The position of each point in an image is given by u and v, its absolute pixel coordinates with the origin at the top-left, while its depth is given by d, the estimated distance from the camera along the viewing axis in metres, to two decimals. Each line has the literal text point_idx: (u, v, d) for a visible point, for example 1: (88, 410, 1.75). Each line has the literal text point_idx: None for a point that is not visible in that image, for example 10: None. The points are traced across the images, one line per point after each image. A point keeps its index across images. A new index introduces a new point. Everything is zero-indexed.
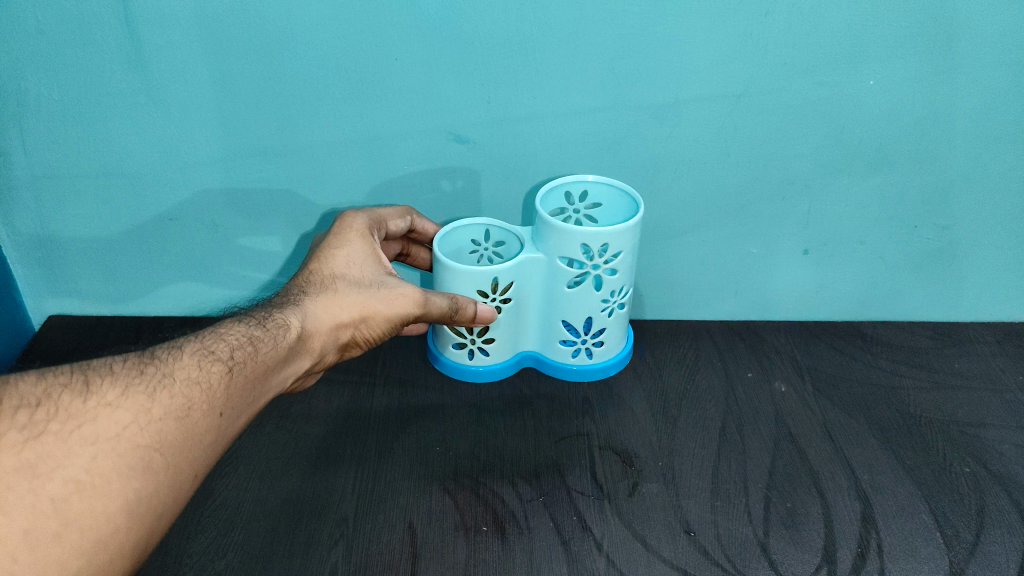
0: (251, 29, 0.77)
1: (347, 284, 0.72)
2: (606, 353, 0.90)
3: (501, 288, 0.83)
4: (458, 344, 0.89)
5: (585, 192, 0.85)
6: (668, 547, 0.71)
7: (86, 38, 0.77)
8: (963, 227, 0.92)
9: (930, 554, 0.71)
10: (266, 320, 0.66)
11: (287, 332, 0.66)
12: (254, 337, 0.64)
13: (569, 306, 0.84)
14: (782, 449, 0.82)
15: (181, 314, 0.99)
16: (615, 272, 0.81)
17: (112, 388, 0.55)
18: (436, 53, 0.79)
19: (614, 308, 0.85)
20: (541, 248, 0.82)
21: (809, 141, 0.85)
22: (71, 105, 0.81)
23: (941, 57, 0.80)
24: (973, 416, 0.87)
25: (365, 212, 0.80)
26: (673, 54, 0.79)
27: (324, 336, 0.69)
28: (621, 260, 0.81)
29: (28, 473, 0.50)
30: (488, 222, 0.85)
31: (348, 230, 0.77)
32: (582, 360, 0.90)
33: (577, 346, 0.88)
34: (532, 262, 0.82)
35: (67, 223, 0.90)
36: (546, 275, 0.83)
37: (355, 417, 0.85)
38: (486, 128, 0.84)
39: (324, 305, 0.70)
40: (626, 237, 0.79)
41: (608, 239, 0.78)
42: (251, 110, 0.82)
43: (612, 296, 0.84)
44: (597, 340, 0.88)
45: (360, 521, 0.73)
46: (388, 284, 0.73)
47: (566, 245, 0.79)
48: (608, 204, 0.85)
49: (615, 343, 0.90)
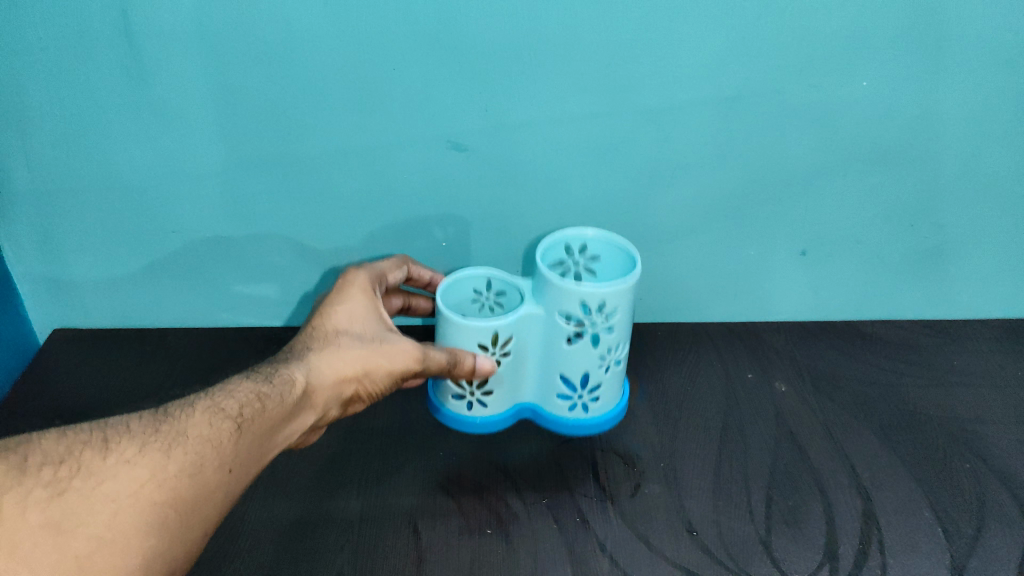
0: (252, 42, 0.78)
1: (349, 339, 0.73)
2: (603, 408, 0.85)
3: (501, 342, 0.80)
4: (457, 396, 0.84)
5: (584, 245, 0.87)
6: (671, 546, 0.72)
7: (88, 54, 0.78)
8: (959, 225, 0.93)
9: (931, 549, 0.71)
10: (272, 375, 0.66)
11: (293, 388, 0.66)
12: (262, 393, 0.64)
13: (566, 361, 0.81)
14: (783, 448, 0.83)
15: (184, 325, 0.99)
16: (611, 328, 0.79)
17: (131, 445, 0.56)
18: (433, 64, 0.80)
19: (610, 365, 0.82)
20: (539, 300, 0.80)
21: (804, 143, 0.86)
22: (73, 119, 0.82)
23: (932, 57, 0.81)
24: (973, 412, 0.87)
25: (366, 269, 0.81)
26: (668, 60, 0.80)
27: (327, 391, 0.69)
28: (618, 317, 0.78)
29: (53, 531, 0.52)
30: (489, 273, 0.86)
31: (350, 286, 0.78)
32: (580, 414, 0.85)
33: (575, 400, 0.84)
34: (530, 314, 0.80)
35: (71, 237, 0.91)
36: (545, 328, 0.81)
37: (358, 426, 0.86)
38: (483, 136, 0.85)
39: (328, 360, 0.70)
40: (624, 294, 0.77)
41: (604, 296, 0.76)
42: (252, 122, 0.83)
43: (609, 352, 0.81)
44: (594, 395, 0.83)
45: (366, 526, 0.74)
46: (389, 339, 0.74)
47: (563, 300, 0.77)
48: (607, 256, 0.87)
49: (614, 397, 0.85)
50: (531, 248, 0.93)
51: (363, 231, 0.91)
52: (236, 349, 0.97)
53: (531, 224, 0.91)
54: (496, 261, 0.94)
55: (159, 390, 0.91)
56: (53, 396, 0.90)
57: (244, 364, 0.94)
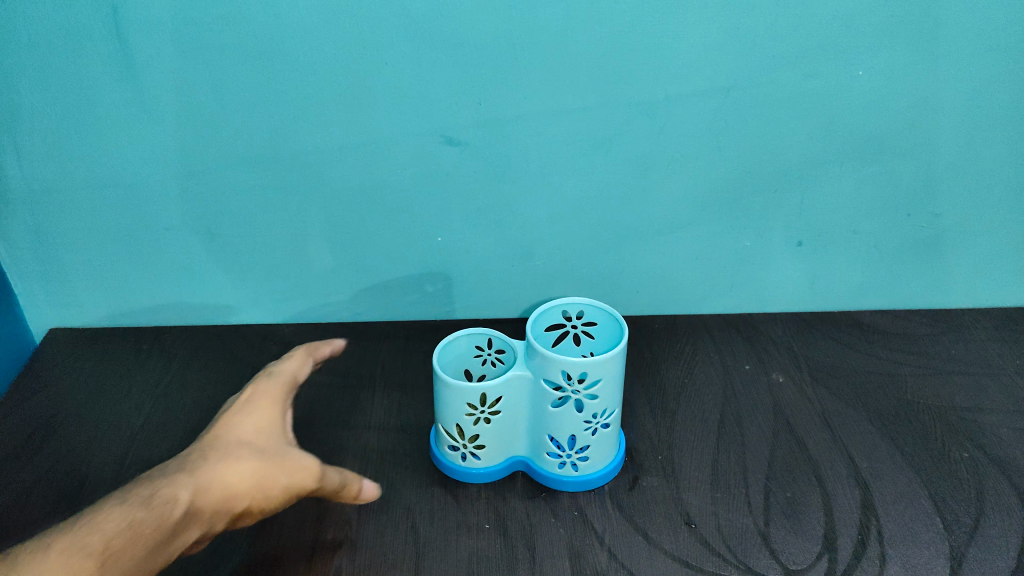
0: (243, 38, 0.77)
1: (251, 451, 0.76)
2: (593, 466, 0.77)
3: (489, 402, 0.73)
4: (450, 447, 0.77)
5: (583, 313, 0.79)
6: (669, 539, 0.72)
7: (79, 51, 0.78)
8: (956, 214, 0.93)
9: (930, 540, 0.71)
10: (152, 500, 0.70)
11: (173, 510, 0.69)
12: (134, 521, 0.68)
13: (553, 419, 0.74)
14: (781, 439, 0.83)
15: (180, 323, 0.99)
16: (595, 396, 0.72)
17: None
18: (425, 58, 0.79)
19: (598, 427, 0.75)
20: (527, 364, 0.74)
21: (799, 133, 0.86)
22: (64, 118, 0.82)
23: (927, 44, 0.81)
24: (971, 401, 0.87)
25: (277, 384, 0.88)
26: (662, 50, 0.80)
27: (209, 512, 0.71)
28: (601, 391, 0.72)
29: None
30: (488, 332, 0.77)
31: (229, 435, 0.79)
32: (572, 472, 0.77)
33: (564, 458, 0.76)
34: (520, 381, 0.74)
35: (65, 236, 0.90)
36: (532, 394, 0.74)
37: (356, 422, 0.86)
38: (477, 129, 0.84)
39: (218, 477, 0.73)
40: (609, 366, 0.71)
41: (586, 368, 0.70)
42: (244, 118, 0.83)
43: (596, 416, 0.74)
44: (584, 453, 0.76)
45: (364, 522, 0.74)
46: (286, 457, 0.77)
47: (548, 371, 0.71)
48: (607, 317, 0.79)
49: (607, 452, 0.77)
50: (527, 242, 0.93)
51: (358, 226, 0.91)
52: (233, 346, 0.96)
53: (527, 217, 0.91)
54: (492, 255, 0.94)
55: (156, 388, 0.91)
56: (49, 395, 0.90)
57: (241, 361, 0.94)
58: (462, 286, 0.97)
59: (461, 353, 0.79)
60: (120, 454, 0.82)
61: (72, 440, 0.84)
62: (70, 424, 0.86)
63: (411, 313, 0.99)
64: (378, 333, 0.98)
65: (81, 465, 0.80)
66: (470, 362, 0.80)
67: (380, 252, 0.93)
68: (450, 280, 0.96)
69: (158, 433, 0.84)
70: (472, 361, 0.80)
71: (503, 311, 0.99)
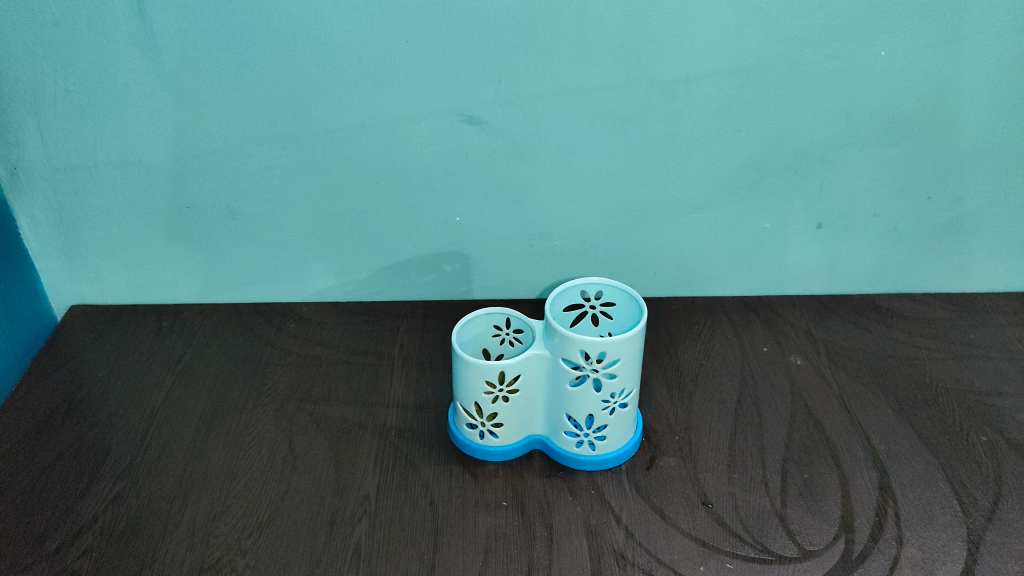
0: (263, 16, 0.77)
1: None
2: (610, 445, 0.77)
3: (508, 381, 0.74)
4: (468, 425, 0.77)
5: (600, 293, 0.80)
6: (686, 519, 0.72)
7: (100, 28, 0.78)
8: (977, 198, 0.92)
9: (947, 522, 0.71)
10: None
11: None
12: None
13: (571, 398, 0.74)
14: (798, 421, 0.83)
15: (200, 301, 1.00)
16: (614, 375, 0.73)
17: None
18: (445, 37, 0.79)
19: (617, 407, 0.75)
20: (546, 343, 0.74)
21: (820, 114, 0.85)
22: (87, 96, 0.82)
23: (951, 25, 0.80)
24: (990, 385, 0.87)
25: None
26: (683, 29, 0.79)
27: None
28: (620, 370, 0.73)
29: None
30: (506, 311, 0.78)
31: None
32: (590, 451, 0.77)
33: (581, 437, 0.76)
34: (540, 361, 0.74)
35: (87, 213, 0.91)
36: (551, 373, 0.74)
37: (375, 400, 0.86)
38: (498, 109, 0.84)
39: None
40: (629, 345, 0.71)
41: (605, 347, 0.71)
42: (264, 97, 0.83)
43: (615, 395, 0.74)
44: (602, 432, 0.76)
45: (382, 498, 0.75)
46: None
47: (567, 350, 0.72)
48: (625, 298, 0.79)
49: (624, 432, 0.78)
50: (545, 222, 0.93)
51: (377, 206, 0.91)
52: (252, 324, 0.97)
53: (546, 197, 0.91)
54: (510, 235, 0.94)
55: (176, 365, 0.91)
56: (70, 372, 0.91)
57: (259, 339, 0.95)
58: (479, 266, 0.97)
59: (480, 332, 0.79)
60: (142, 430, 0.83)
61: (94, 415, 0.85)
62: (92, 400, 0.87)
63: (429, 293, 1.00)
64: (396, 312, 0.98)
65: (103, 440, 0.81)
66: (488, 341, 0.80)
67: (398, 231, 0.93)
68: (468, 259, 0.96)
69: (179, 410, 0.85)
70: (491, 341, 0.80)
71: (520, 291, 0.99)
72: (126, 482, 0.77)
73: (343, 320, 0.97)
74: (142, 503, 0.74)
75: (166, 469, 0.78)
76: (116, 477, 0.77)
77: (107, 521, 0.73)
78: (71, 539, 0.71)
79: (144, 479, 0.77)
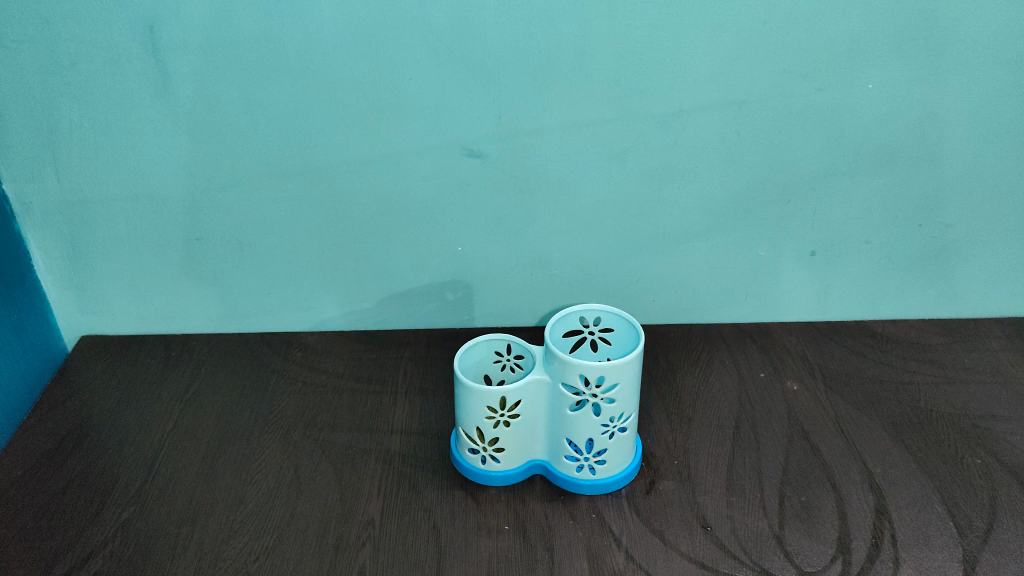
0: (273, 54, 0.81)
1: None
2: (611, 469, 0.78)
3: (509, 405, 0.75)
4: (471, 450, 0.79)
5: (599, 319, 0.81)
6: (686, 541, 0.73)
7: (116, 68, 0.81)
8: (967, 225, 0.94)
9: (943, 543, 0.72)
10: None
11: None
12: None
13: (571, 422, 0.76)
14: (795, 445, 0.84)
15: (207, 330, 1.02)
16: (612, 399, 0.74)
17: None
18: (447, 73, 0.82)
19: (616, 431, 0.76)
20: (545, 369, 0.75)
21: (811, 144, 0.88)
22: (101, 132, 0.85)
23: (934, 59, 0.83)
24: (984, 408, 0.88)
25: None
26: (676, 64, 0.82)
27: None
28: (618, 394, 0.74)
29: None
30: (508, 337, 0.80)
31: None
32: (590, 475, 0.78)
33: (581, 461, 0.78)
34: (540, 385, 0.75)
35: (99, 245, 0.93)
36: (551, 397, 0.76)
37: (379, 427, 0.88)
38: (498, 142, 0.87)
39: None
40: (627, 370, 0.73)
41: (603, 372, 0.72)
42: (272, 131, 0.86)
43: (613, 419, 0.76)
44: (601, 456, 0.77)
45: (386, 522, 0.76)
46: None
47: (566, 375, 0.73)
48: (623, 323, 0.81)
49: (623, 456, 0.79)
50: (544, 252, 0.95)
51: (380, 236, 0.93)
52: (258, 353, 0.99)
53: (545, 228, 0.93)
54: (511, 264, 0.96)
55: (184, 394, 0.93)
56: (81, 401, 0.92)
57: (266, 368, 0.96)
58: (481, 295, 0.99)
59: (481, 358, 0.81)
60: (149, 457, 0.84)
61: (104, 443, 0.86)
62: (102, 428, 0.88)
63: (431, 321, 1.02)
64: (400, 341, 1.00)
65: (112, 467, 0.83)
66: (489, 367, 0.82)
67: (401, 261, 0.96)
68: (470, 288, 0.98)
69: (187, 438, 0.87)
70: (493, 368, 0.82)
71: (521, 319, 1.01)
72: (135, 508, 0.78)
73: (347, 348, 0.99)
74: (150, 528, 0.76)
75: (174, 495, 0.80)
76: (125, 503, 0.79)
77: (117, 545, 0.74)
78: (80, 564, 0.72)
79: (153, 505, 0.78)
